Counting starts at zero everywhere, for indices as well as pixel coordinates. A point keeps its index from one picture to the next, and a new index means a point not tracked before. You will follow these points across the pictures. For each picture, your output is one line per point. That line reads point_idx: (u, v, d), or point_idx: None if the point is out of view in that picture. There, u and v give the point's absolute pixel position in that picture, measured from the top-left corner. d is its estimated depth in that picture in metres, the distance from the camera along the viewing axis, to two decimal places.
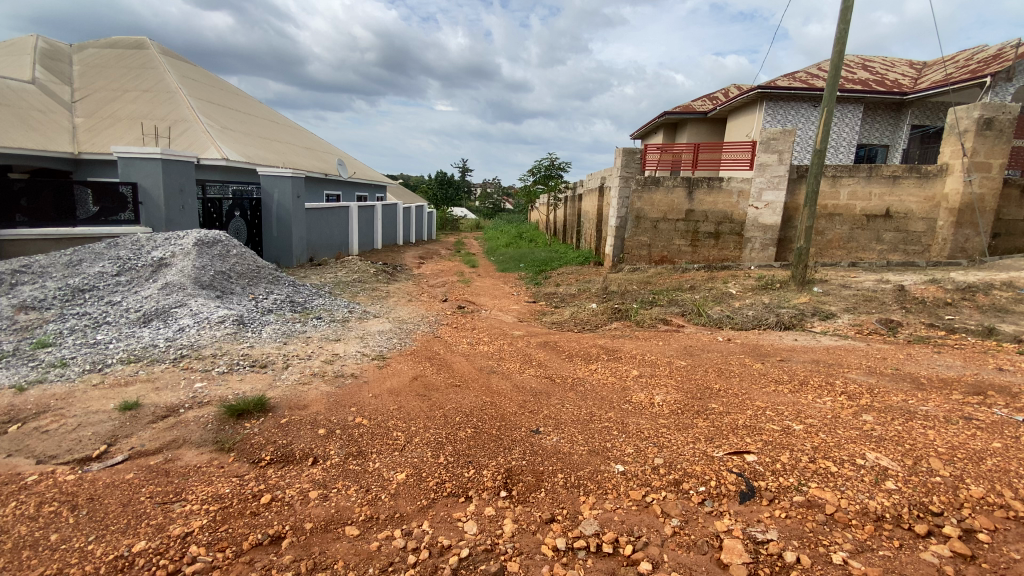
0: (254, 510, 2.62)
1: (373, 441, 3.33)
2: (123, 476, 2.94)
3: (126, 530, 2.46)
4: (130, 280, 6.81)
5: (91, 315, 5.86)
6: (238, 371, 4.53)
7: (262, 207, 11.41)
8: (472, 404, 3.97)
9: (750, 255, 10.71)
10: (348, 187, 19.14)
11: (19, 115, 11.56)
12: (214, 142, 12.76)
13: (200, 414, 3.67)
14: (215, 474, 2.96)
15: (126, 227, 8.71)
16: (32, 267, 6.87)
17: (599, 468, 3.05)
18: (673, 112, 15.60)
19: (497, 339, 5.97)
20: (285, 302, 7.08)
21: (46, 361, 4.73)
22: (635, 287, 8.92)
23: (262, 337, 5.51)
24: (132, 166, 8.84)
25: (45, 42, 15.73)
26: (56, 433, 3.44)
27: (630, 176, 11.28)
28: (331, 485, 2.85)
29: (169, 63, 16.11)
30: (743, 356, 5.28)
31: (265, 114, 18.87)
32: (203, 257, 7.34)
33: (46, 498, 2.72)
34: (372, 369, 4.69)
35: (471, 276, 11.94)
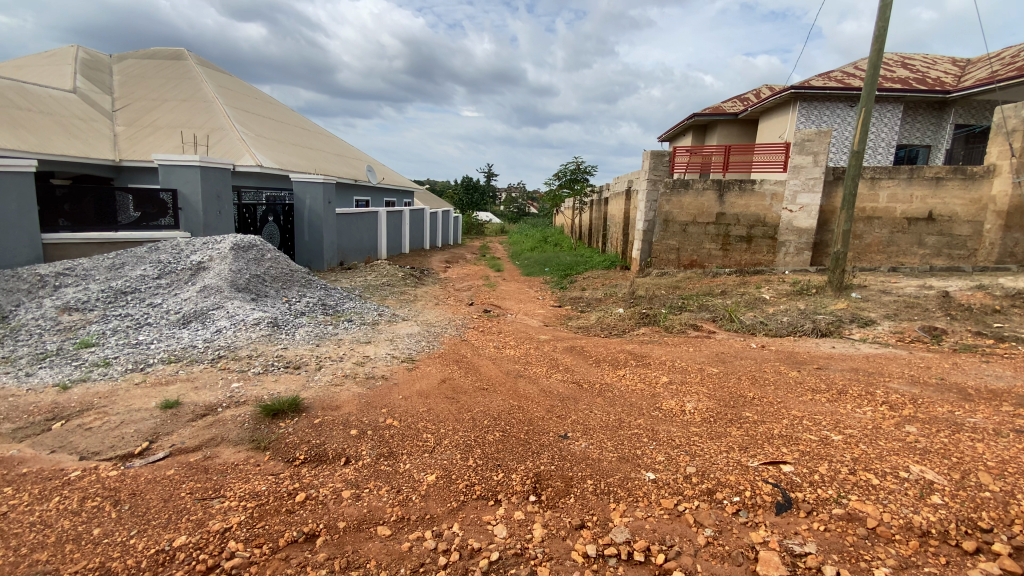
0: (289, 508, 2.68)
1: (403, 443, 3.37)
2: (164, 472, 3.05)
3: (168, 525, 2.55)
4: (171, 283, 7.09)
5: (134, 317, 6.11)
6: (273, 371, 4.66)
7: (295, 212, 11.73)
8: (500, 407, 3.99)
9: (784, 259, 10.51)
10: (377, 192, 19.51)
11: (67, 124, 12.15)
12: (249, 150, 13.19)
13: (236, 413, 3.79)
14: (251, 472, 3.05)
15: (166, 232, 9.06)
16: (79, 271, 7.22)
17: (629, 475, 3.01)
18: (702, 114, 15.36)
19: (524, 343, 5.96)
20: (317, 305, 7.25)
21: (90, 361, 4.96)
22: (663, 292, 8.79)
23: (296, 339, 5.66)
24: (174, 174, 9.21)
25: (92, 56, 16.51)
26: (100, 430, 3.60)
27: (658, 179, 11.18)
28: (363, 485, 2.90)
29: (206, 73, 16.75)
30: (777, 363, 5.14)
31: (297, 121, 19.40)
32: (239, 261, 7.59)
33: (91, 493, 2.85)
34: (401, 371, 4.75)
35: (496, 280, 11.98)
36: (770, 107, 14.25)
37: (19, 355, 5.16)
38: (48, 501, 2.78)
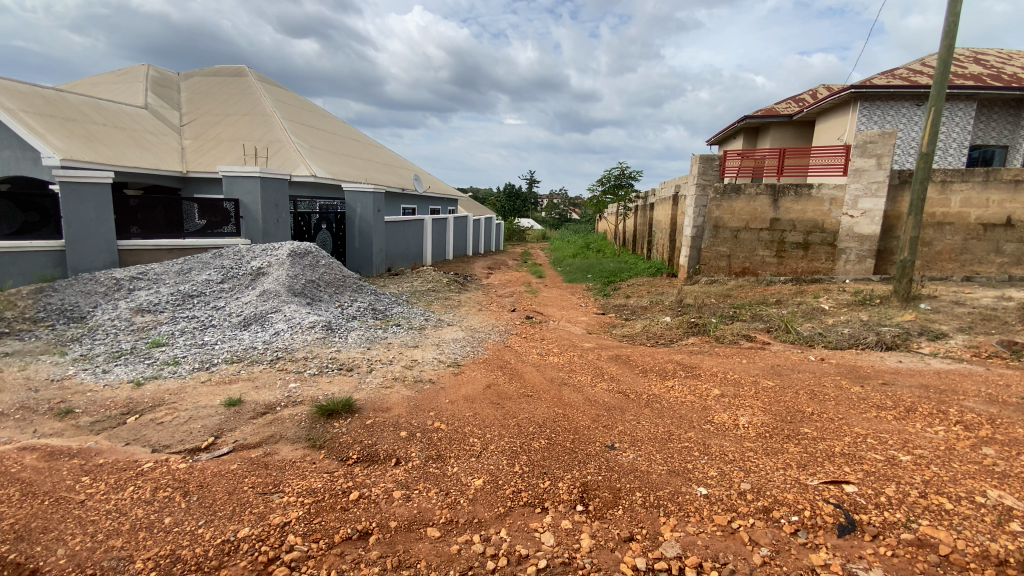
0: (344, 506, 2.78)
1: (451, 447, 3.42)
2: (228, 467, 3.23)
3: (232, 517, 2.70)
4: (233, 287, 7.51)
5: (199, 319, 6.52)
6: (327, 373, 4.85)
7: (346, 220, 12.18)
8: (545, 415, 3.98)
9: (845, 267, 9.98)
10: (423, 200, 19.96)
11: (141, 138, 13.13)
12: (304, 161, 13.84)
13: (294, 412, 3.97)
14: (307, 469, 3.18)
15: (228, 239, 9.62)
16: (152, 275, 7.77)
17: (681, 490, 2.93)
18: (754, 116, 14.88)
19: (568, 351, 5.93)
20: (368, 309, 7.49)
21: (161, 360, 5.32)
22: (713, 301, 8.54)
23: (348, 342, 5.87)
24: (237, 184, 9.77)
25: (163, 75, 17.75)
26: (171, 425, 3.85)
27: (707, 184, 10.87)
28: (412, 486, 2.96)
29: (265, 89, 17.71)
30: (838, 377, 4.88)
31: (347, 132, 20.17)
32: (296, 266, 7.95)
33: (162, 483, 3.05)
34: (448, 375, 4.84)
35: (538, 286, 11.99)
36: (827, 108, 13.62)
37: (100, 352, 5.61)
38: (124, 490, 3.00)
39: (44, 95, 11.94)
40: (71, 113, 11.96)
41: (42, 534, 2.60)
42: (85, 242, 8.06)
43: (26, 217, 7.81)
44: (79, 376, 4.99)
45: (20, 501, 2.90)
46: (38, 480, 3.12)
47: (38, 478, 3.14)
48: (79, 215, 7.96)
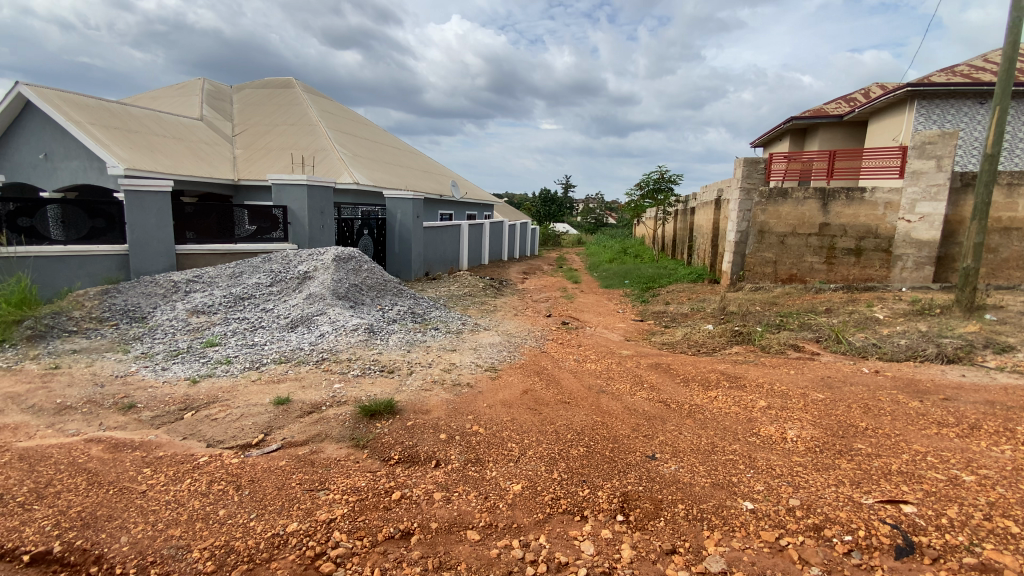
0: (386, 505, 2.84)
1: (489, 451, 3.45)
2: (277, 463, 3.37)
3: (281, 512, 2.81)
4: (281, 290, 7.83)
5: (250, 320, 6.83)
6: (370, 374, 4.99)
7: (386, 226, 12.48)
8: (583, 422, 3.95)
9: (901, 275, 9.62)
10: (460, 206, 20.25)
11: (196, 148, 13.87)
12: (347, 169, 14.32)
13: (338, 412, 4.10)
14: (351, 468, 3.27)
15: (276, 244, 10.04)
16: (206, 279, 8.20)
17: (725, 503, 2.85)
18: (800, 117, 14.36)
19: (605, 358, 5.87)
20: (407, 313, 7.65)
21: (214, 358, 5.61)
22: (758, 309, 8.28)
23: (389, 345, 6.02)
24: (285, 192, 10.19)
25: (217, 88, 18.70)
26: (224, 421, 4.05)
27: (752, 188, 10.53)
28: (452, 488, 3.01)
29: (311, 99, 18.42)
30: (894, 391, 4.63)
31: (387, 140, 20.71)
32: (340, 271, 8.22)
33: (216, 477, 3.21)
34: (485, 380, 4.87)
35: (574, 292, 11.92)
36: (881, 107, 13.00)
37: (159, 351, 5.96)
38: (181, 482, 3.17)
39: (110, 109, 12.78)
40: (134, 126, 12.76)
41: (109, 522, 2.78)
42: (147, 246, 8.58)
43: (93, 224, 8.21)
44: (141, 373, 5.31)
45: (88, 489, 3.10)
46: (105, 470, 3.33)
47: (104, 469, 3.35)
48: (142, 221, 8.48)
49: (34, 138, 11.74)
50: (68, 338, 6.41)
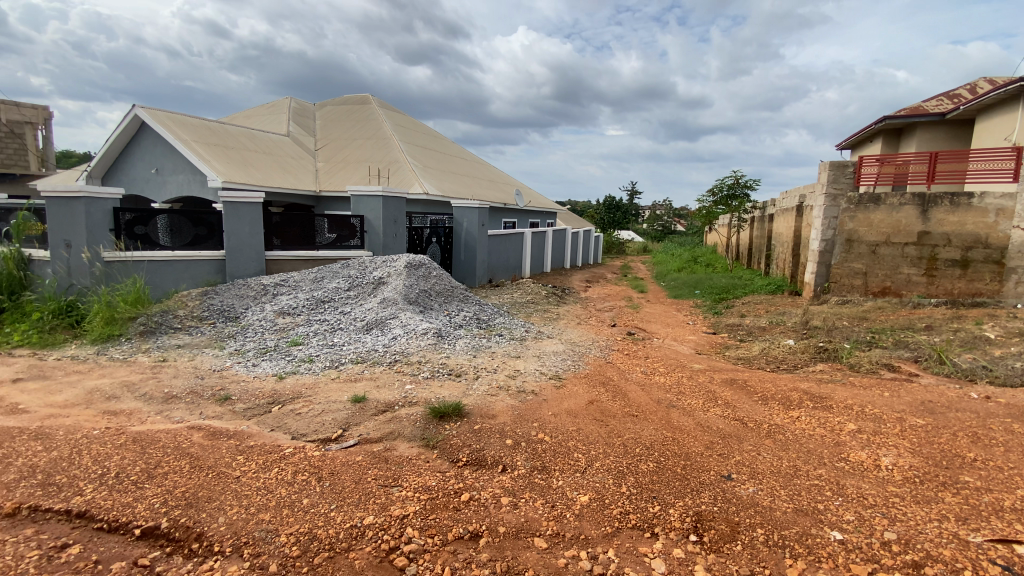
0: (456, 506, 2.92)
1: (556, 459, 3.45)
2: (354, 458, 3.56)
3: (358, 504, 2.97)
4: (357, 294, 8.28)
5: (329, 322, 7.28)
6: (438, 377, 5.15)
7: (453, 234, 12.85)
8: (652, 437, 3.85)
9: (1015, 290, 8.73)
10: (524, 214, 20.46)
11: (283, 162, 15.01)
12: (418, 180, 14.95)
13: (410, 412, 4.27)
14: (422, 467, 3.40)
15: (353, 251, 10.63)
16: (291, 283, 8.84)
17: (810, 531, 2.67)
18: (894, 117, 13.24)
19: (675, 371, 5.68)
20: (473, 319, 7.82)
21: (298, 357, 6.03)
22: (846, 324, 7.69)
23: (456, 349, 6.18)
24: (363, 202, 10.79)
25: (302, 106, 20.15)
26: (307, 416, 4.34)
27: (839, 193, 9.82)
28: (519, 494, 3.03)
29: (385, 114, 19.41)
30: (1010, 420, 4.12)
31: (455, 151, 21.36)
32: (411, 277, 8.56)
33: (301, 468, 3.44)
34: (550, 388, 4.87)
35: (641, 302, 11.64)
36: (991, 104, 11.72)
37: (251, 348, 6.49)
38: (270, 470, 3.43)
39: (211, 128, 14.13)
40: (231, 143, 14.03)
41: (208, 503, 3.05)
42: (240, 251, 9.36)
43: (196, 232, 9.09)
44: (235, 368, 5.81)
45: (191, 472, 3.44)
46: (205, 455, 3.68)
47: (204, 453, 3.70)
48: (237, 229, 9.29)
49: (149, 155, 13.21)
50: (174, 334, 7.14)
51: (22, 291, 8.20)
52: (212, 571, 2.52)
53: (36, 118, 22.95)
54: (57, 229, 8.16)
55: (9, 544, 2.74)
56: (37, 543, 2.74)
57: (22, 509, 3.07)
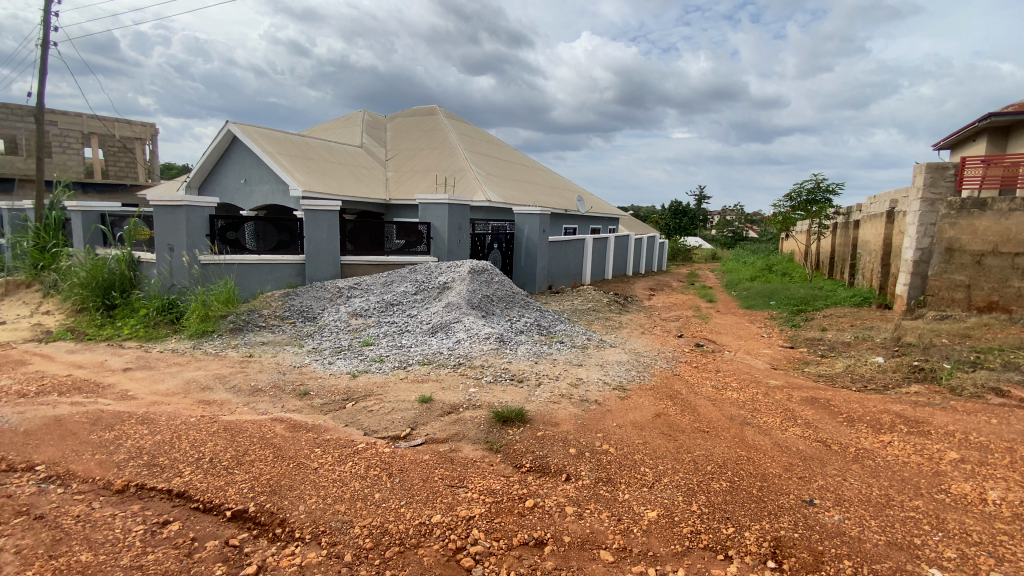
0: (520, 511, 2.95)
1: (621, 472, 3.38)
2: (422, 456, 3.68)
3: (426, 502, 3.07)
4: (423, 298, 8.56)
5: (397, 324, 7.58)
6: (501, 382, 5.21)
7: (514, 240, 12.97)
8: (724, 455, 3.69)
9: None
10: (585, 221, 20.30)
11: (356, 171, 15.82)
12: (481, 187, 15.26)
13: (474, 415, 4.35)
14: (486, 470, 3.45)
15: (419, 257, 11.00)
16: (362, 286, 9.30)
17: (905, 567, 2.46)
18: (1003, 112, 11.90)
19: (748, 387, 5.39)
20: (534, 325, 7.84)
21: (369, 356, 6.33)
22: (945, 341, 6.96)
23: (518, 355, 6.23)
24: (429, 210, 11.16)
25: (373, 118, 21.15)
26: (378, 414, 4.53)
27: (936, 198, 8.98)
28: (584, 505, 3.00)
29: (451, 124, 19.99)
30: None
31: (518, 158, 21.60)
32: (474, 282, 8.73)
33: (372, 463, 3.60)
34: (614, 399, 4.78)
35: (710, 312, 11.16)
36: None
37: (327, 347, 6.88)
38: (344, 463, 3.63)
39: (294, 141, 15.17)
40: (311, 155, 15.00)
41: (289, 491, 3.27)
42: (317, 256, 9.99)
43: (279, 238, 9.78)
44: (312, 365, 6.19)
45: (274, 461, 3.70)
46: (286, 446, 3.94)
47: (286, 444, 3.97)
48: (315, 235, 9.90)
49: (239, 166, 14.39)
50: (259, 332, 7.73)
51: (132, 289, 9.17)
52: (294, 555, 2.69)
53: (144, 134, 25.63)
54: (162, 234, 9.07)
55: (121, 517, 3.07)
56: (143, 518, 3.05)
57: (131, 486, 3.44)
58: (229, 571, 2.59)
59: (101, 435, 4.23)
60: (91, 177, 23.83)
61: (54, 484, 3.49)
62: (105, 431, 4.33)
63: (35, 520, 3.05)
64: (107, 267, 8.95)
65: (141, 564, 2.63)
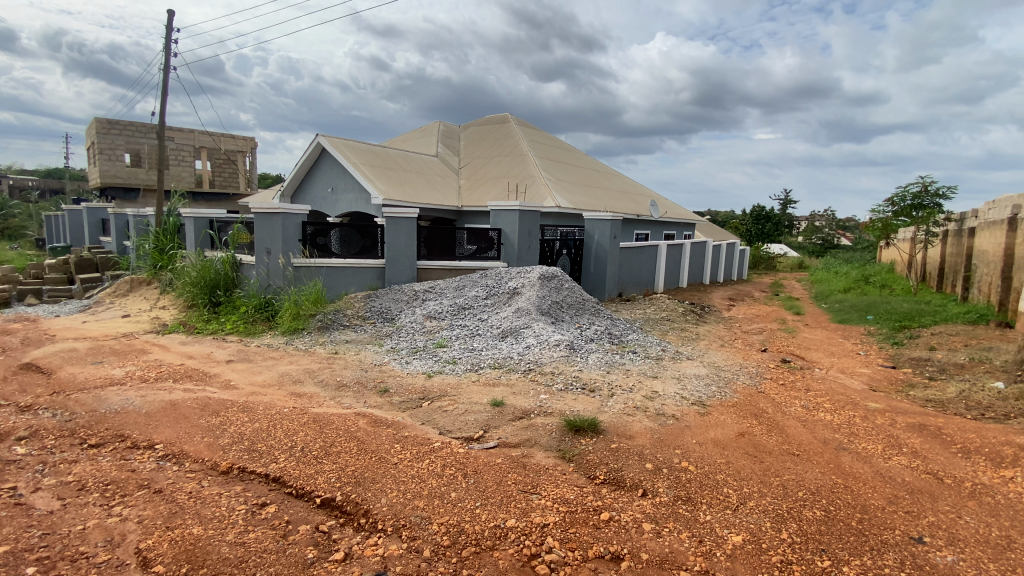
0: (595, 523, 2.92)
1: (702, 492, 3.25)
2: (495, 459, 3.74)
3: (501, 506, 3.12)
4: (494, 303, 8.72)
5: (468, 328, 7.78)
6: (572, 391, 5.16)
7: (584, 246, 12.85)
8: (818, 482, 3.44)
9: None
10: (658, 227, 19.68)
11: (431, 179, 16.42)
12: (552, 194, 15.28)
13: (546, 422, 4.36)
14: (560, 478, 3.44)
15: (490, 262, 11.20)
16: (435, 290, 9.62)
17: None
18: None
19: (844, 409, 4.97)
20: (605, 333, 7.72)
21: (443, 358, 6.54)
22: None
23: (589, 363, 6.17)
24: (501, 216, 11.35)
25: (448, 128, 21.85)
26: (452, 414, 4.67)
27: None
28: (662, 523, 2.92)
29: (522, 131, 20.23)
30: None
31: (590, 164, 21.40)
32: (544, 288, 8.75)
33: (448, 462, 3.72)
34: (693, 415, 4.58)
35: (796, 325, 10.41)
36: None
37: (404, 347, 7.19)
38: (422, 461, 3.77)
39: (375, 151, 16.06)
40: (391, 164, 15.79)
41: (372, 484, 3.45)
42: (396, 261, 10.47)
43: (362, 243, 10.37)
44: (391, 363, 6.50)
45: (358, 454, 3.92)
46: (369, 439, 4.17)
47: (368, 438, 4.19)
48: (394, 241, 10.38)
49: (327, 176, 15.44)
50: (343, 331, 8.24)
51: (234, 288, 10.11)
52: (376, 546, 2.84)
53: (245, 147, 28.16)
54: (261, 239, 9.91)
55: (226, 496, 3.39)
56: (245, 499, 3.35)
57: (234, 469, 3.78)
58: (320, 555, 2.78)
59: (208, 420, 4.69)
60: (201, 186, 26.65)
61: (169, 462, 3.93)
62: (211, 416, 4.79)
63: (155, 494, 3.44)
64: (214, 268, 9.93)
65: (243, 541, 2.88)
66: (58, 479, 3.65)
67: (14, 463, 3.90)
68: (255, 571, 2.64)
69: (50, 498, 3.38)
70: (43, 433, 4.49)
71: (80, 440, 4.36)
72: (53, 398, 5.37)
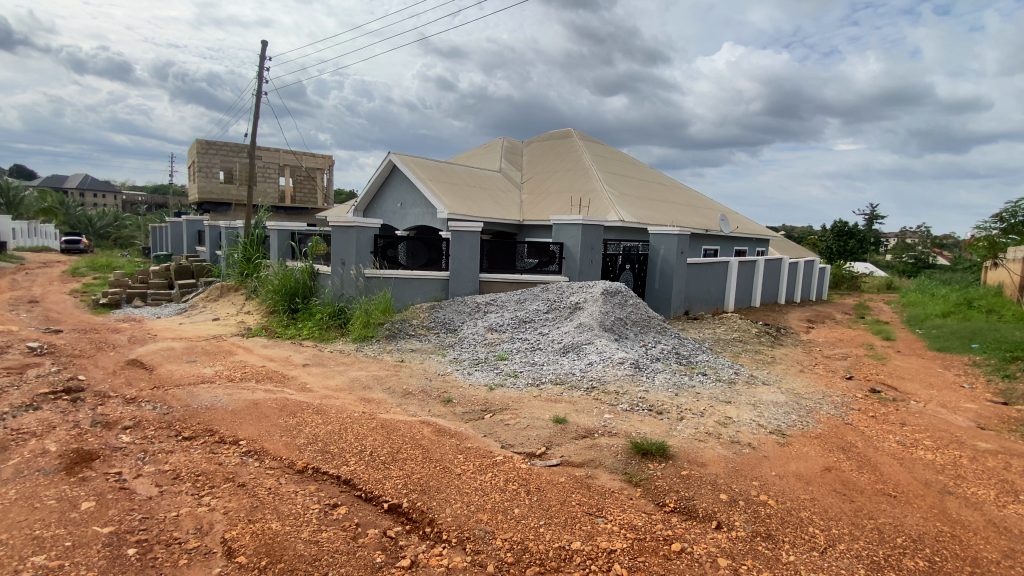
0: (667, 554, 2.81)
1: (784, 530, 3.03)
2: (558, 478, 3.69)
3: (565, 526, 3.07)
4: (555, 317, 8.68)
5: (529, 341, 7.83)
6: (639, 412, 5.01)
7: (649, 261, 12.53)
8: (920, 528, 3.11)
9: None
10: (728, 242, 18.80)
11: (493, 193, 16.64)
12: (615, 208, 15.08)
13: (611, 443, 4.25)
14: (627, 503, 3.33)
15: (552, 277, 11.14)
16: (496, 303, 9.73)
17: None
18: None
19: (948, 448, 4.46)
20: (672, 352, 7.45)
21: (504, 370, 6.61)
22: None
23: (656, 384, 5.95)
24: (564, 230, 11.29)
25: (512, 144, 22.09)
26: (514, 428, 4.68)
27: None
28: (739, 559, 2.76)
29: (584, 145, 20.12)
30: None
31: (655, 178, 20.83)
32: (608, 304, 8.60)
33: (511, 476, 3.72)
34: (772, 444, 4.30)
35: (885, 352, 9.53)
36: None
37: (467, 358, 7.33)
38: (485, 473, 3.79)
39: (442, 168, 16.62)
40: (456, 179, 16.21)
41: (437, 493, 3.51)
42: (460, 274, 10.71)
43: (427, 255, 10.68)
44: (455, 374, 6.62)
45: (423, 462, 4.01)
46: (434, 448, 4.25)
47: (432, 447, 4.28)
48: (459, 254, 10.61)
49: (396, 191, 16.14)
50: (409, 340, 8.56)
51: (311, 296, 10.73)
52: (441, 556, 2.88)
53: (324, 164, 29.87)
54: (337, 250, 10.52)
55: (302, 494, 3.58)
56: (318, 498, 3.51)
57: (309, 468, 3.98)
58: (387, 560, 2.85)
59: (286, 421, 4.98)
60: (283, 201, 28.78)
61: (251, 458, 4.21)
62: (289, 417, 5.09)
63: (238, 487, 3.70)
64: (294, 277, 10.64)
65: (317, 540, 3.01)
66: (156, 467, 4.02)
67: (120, 450, 4.34)
68: (328, 570, 2.75)
69: (149, 485, 3.72)
70: (146, 423, 4.97)
71: (175, 431, 4.78)
72: (154, 392, 5.94)
